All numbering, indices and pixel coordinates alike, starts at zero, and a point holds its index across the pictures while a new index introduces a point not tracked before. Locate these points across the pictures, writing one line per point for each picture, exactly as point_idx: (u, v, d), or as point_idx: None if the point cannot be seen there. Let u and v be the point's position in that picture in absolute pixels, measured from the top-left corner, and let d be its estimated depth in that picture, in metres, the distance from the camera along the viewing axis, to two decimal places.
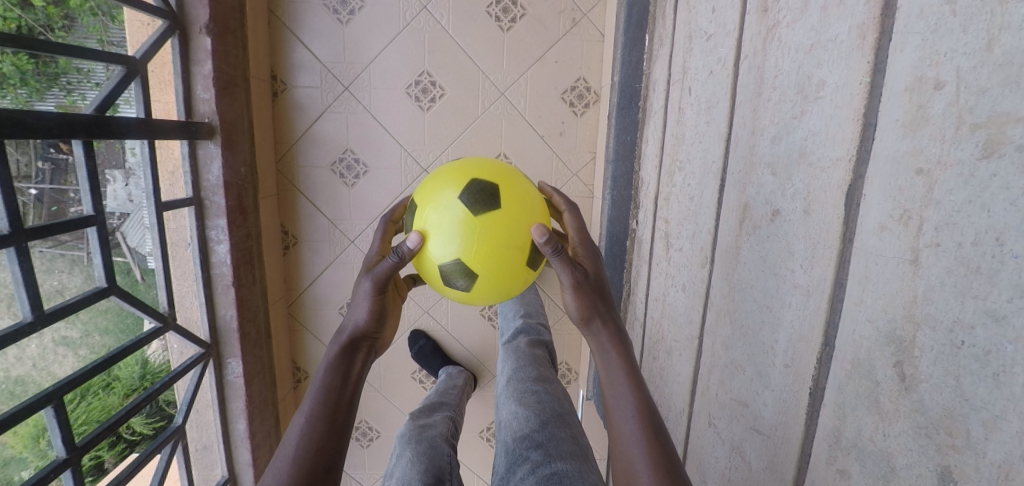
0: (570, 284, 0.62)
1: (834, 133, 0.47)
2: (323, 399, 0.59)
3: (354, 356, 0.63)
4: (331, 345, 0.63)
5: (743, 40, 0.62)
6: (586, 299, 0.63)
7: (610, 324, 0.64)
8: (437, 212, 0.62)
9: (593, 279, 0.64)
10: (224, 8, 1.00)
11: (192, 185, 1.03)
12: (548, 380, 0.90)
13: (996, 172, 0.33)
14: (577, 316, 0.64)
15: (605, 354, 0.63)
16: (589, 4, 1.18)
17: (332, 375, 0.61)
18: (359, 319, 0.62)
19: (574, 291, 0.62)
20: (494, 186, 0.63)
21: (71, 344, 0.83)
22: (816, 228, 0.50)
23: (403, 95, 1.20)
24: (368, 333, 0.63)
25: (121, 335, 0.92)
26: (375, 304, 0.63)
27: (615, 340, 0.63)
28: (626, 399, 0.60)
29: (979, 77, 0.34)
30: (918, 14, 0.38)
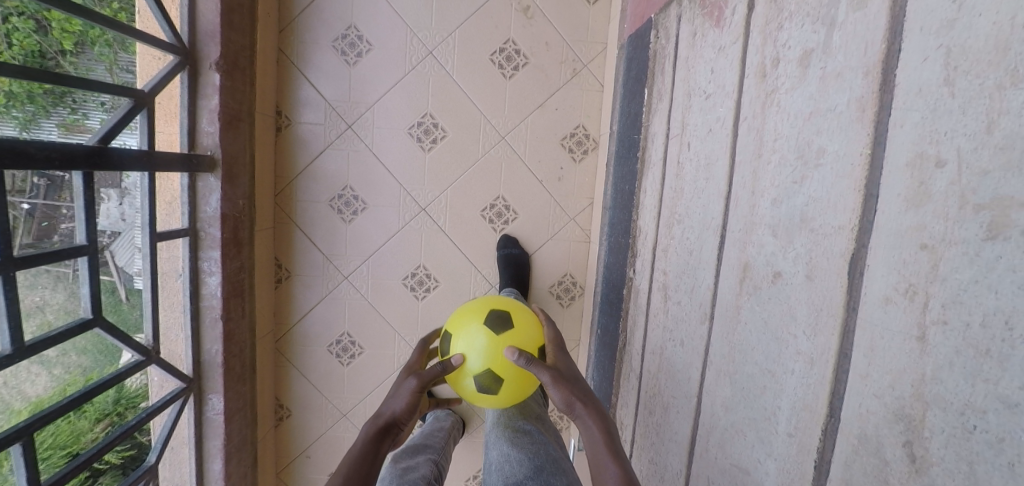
0: (549, 376, 0.65)
1: (835, 202, 0.47)
2: (355, 471, 0.61)
3: (384, 440, 0.65)
4: (366, 424, 0.65)
5: (742, 102, 0.63)
6: (567, 390, 0.65)
7: (594, 410, 0.65)
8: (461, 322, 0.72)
9: (568, 371, 0.68)
10: (234, 45, 1.02)
11: (188, 216, 1.01)
12: (541, 417, 0.88)
13: (1002, 254, 0.33)
14: (560, 403, 0.65)
15: (589, 434, 0.65)
16: (590, 55, 1.21)
17: (365, 451, 0.63)
18: (395, 407, 0.65)
19: (553, 383, 0.65)
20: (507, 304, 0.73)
21: (45, 363, 0.86)
22: (818, 295, 0.49)
23: (406, 135, 1.21)
24: (400, 420, 0.66)
25: (99, 354, 0.94)
26: (413, 396, 0.66)
27: (601, 424, 0.65)
28: (610, 473, 0.61)
29: (980, 159, 0.34)
30: (917, 92, 0.38)
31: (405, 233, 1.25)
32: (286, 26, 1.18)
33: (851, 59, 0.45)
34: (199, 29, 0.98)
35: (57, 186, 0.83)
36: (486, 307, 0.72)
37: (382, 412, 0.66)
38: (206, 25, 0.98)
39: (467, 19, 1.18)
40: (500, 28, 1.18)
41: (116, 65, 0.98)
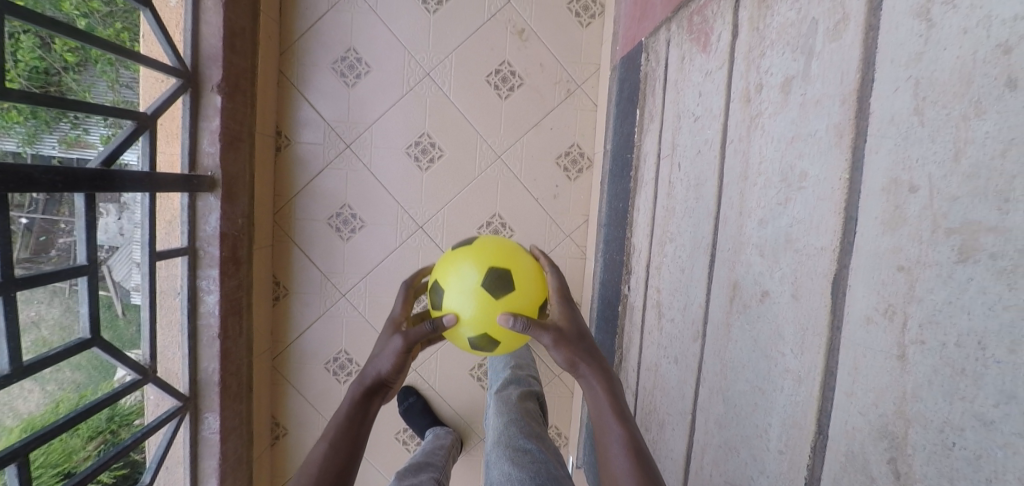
0: (548, 337, 0.61)
1: (817, 223, 0.48)
2: (342, 434, 0.60)
3: (372, 400, 0.63)
4: (352, 385, 0.63)
5: (728, 125, 0.65)
6: (567, 350, 0.61)
7: (598, 368, 0.62)
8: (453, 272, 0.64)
9: (571, 328, 0.63)
10: (236, 68, 1.04)
11: (187, 235, 1.03)
12: (542, 437, 0.87)
13: (972, 276, 0.34)
14: (562, 362, 0.62)
15: (593, 394, 0.61)
16: (584, 76, 1.24)
17: (351, 416, 0.62)
18: (380, 369, 0.62)
19: (554, 344, 0.61)
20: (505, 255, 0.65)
21: (41, 379, 0.83)
22: (805, 314, 0.51)
23: (403, 155, 1.23)
24: (387, 381, 0.63)
25: (94, 372, 0.93)
26: (400, 356, 0.62)
27: (606, 382, 0.61)
28: (615, 437, 0.58)
29: (949, 185, 0.35)
30: (890, 121, 0.40)
31: (403, 250, 1.26)
32: (287, 48, 1.21)
33: (828, 86, 0.46)
34: (202, 53, 1.01)
35: (58, 200, 0.83)
36: (481, 254, 0.65)
37: (367, 373, 0.63)
38: (209, 49, 1.01)
39: (463, 41, 1.21)
40: (495, 50, 1.21)
41: (118, 81, 0.98)
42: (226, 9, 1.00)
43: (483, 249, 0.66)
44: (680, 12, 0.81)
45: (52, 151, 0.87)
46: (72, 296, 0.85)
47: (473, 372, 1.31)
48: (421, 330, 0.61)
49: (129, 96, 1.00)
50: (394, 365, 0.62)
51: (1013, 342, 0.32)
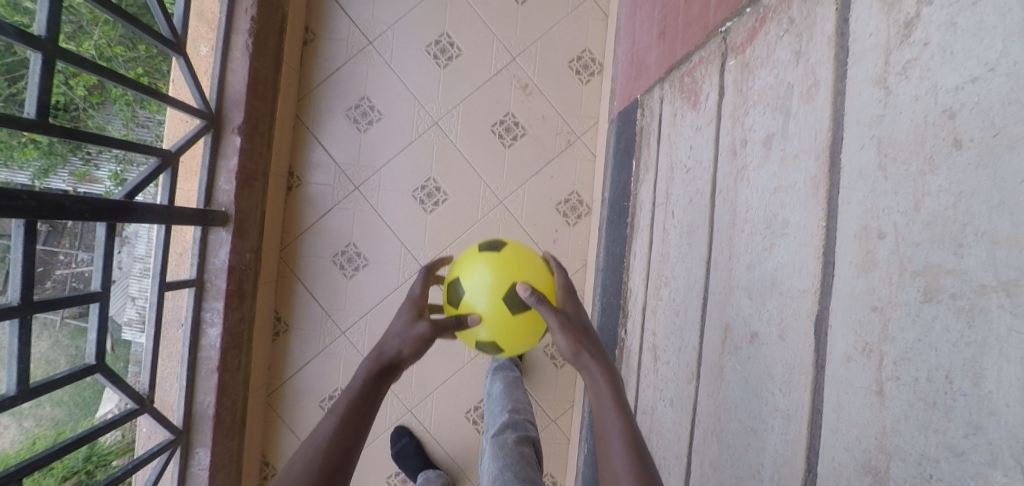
0: (556, 319, 0.63)
1: (799, 267, 0.52)
2: (355, 405, 0.58)
3: (387, 377, 0.62)
4: (367, 358, 0.62)
5: (717, 176, 0.70)
6: (575, 337, 0.63)
7: (599, 357, 0.63)
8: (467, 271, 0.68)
9: (576, 317, 0.65)
10: (256, 112, 1.11)
11: (196, 268, 1.06)
12: (535, 480, 0.87)
13: (937, 315, 0.37)
14: (566, 351, 0.63)
15: (596, 386, 0.61)
16: (583, 128, 1.31)
17: (365, 389, 0.60)
18: (403, 352, 0.62)
19: (560, 329, 0.63)
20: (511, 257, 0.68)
21: (17, 415, 0.86)
22: (791, 353, 0.53)
23: (409, 197, 1.28)
24: (405, 359, 0.62)
25: (74, 406, 0.96)
26: (421, 340, 0.63)
27: (606, 372, 0.62)
28: (615, 428, 0.57)
29: (912, 232, 0.39)
30: (859, 175, 0.44)
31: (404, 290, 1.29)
32: (304, 95, 1.28)
33: (805, 143, 0.51)
34: (226, 97, 1.07)
35: (59, 233, 0.86)
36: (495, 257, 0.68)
37: (383, 351, 0.62)
38: (234, 94, 1.07)
39: (471, 94, 1.29)
40: (500, 103, 1.29)
41: (132, 118, 1.06)
42: (251, 58, 1.08)
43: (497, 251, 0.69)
44: (672, 73, 0.87)
45: (62, 184, 0.94)
46: (62, 329, 0.89)
47: (469, 414, 1.31)
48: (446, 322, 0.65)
49: (142, 133, 1.06)
50: (416, 346, 0.63)
51: (976, 375, 0.35)
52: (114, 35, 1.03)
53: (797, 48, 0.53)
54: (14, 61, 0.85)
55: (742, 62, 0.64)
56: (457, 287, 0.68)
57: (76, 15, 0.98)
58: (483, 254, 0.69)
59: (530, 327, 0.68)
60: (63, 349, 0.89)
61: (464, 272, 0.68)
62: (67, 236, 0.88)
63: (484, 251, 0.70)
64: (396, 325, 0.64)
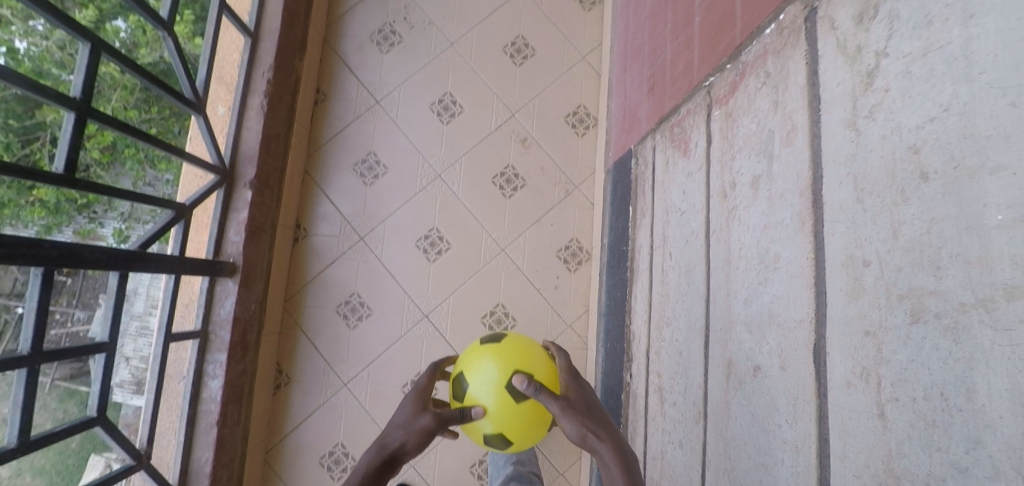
0: (560, 406, 0.62)
1: (794, 298, 0.54)
2: None
3: (387, 470, 0.63)
4: (366, 451, 0.63)
5: (710, 217, 0.74)
6: (580, 420, 0.62)
7: (608, 438, 0.62)
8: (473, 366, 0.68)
9: (580, 398, 0.64)
10: (267, 168, 1.16)
11: (202, 319, 1.07)
12: None
13: (926, 335, 0.39)
14: (574, 435, 0.62)
15: (606, 468, 0.61)
16: (581, 178, 1.36)
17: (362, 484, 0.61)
18: (407, 444, 0.63)
19: (564, 414, 0.62)
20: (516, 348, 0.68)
21: None
22: (793, 384, 0.55)
23: (413, 247, 1.32)
24: (406, 453, 0.63)
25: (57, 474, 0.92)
26: (424, 435, 0.63)
27: (617, 453, 0.61)
28: None
29: (893, 258, 0.42)
30: (840, 208, 0.48)
31: (407, 339, 1.29)
32: (313, 151, 1.34)
33: (789, 182, 0.55)
34: (240, 154, 1.13)
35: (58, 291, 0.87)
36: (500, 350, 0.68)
37: (386, 443, 0.63)
38: (247, 151, 1.13)
39: (472, 148, 1.35)
40: (500, 156, 1.35)
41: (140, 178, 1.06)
42: (265, 118, 1.14)
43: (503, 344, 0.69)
44: (662, 125, 0.93)
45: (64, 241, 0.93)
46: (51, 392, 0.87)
47: (472, 469, 1.27)
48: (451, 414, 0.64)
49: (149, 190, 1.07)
50: (419, 439, 0.63)
51: (970, 390, 0.36)
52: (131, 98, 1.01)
53: (774, 98, 0.58)
54: (31, 124, 0.87)
55: (726, 111, 0.69)
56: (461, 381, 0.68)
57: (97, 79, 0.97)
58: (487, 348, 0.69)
59: (535, 417, 0.67)
60: (49, 414, 0.86)
61: (469, 365, 0.68)
62: (65, 294, 0.88)
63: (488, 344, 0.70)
64: (400, 417, 0.65)
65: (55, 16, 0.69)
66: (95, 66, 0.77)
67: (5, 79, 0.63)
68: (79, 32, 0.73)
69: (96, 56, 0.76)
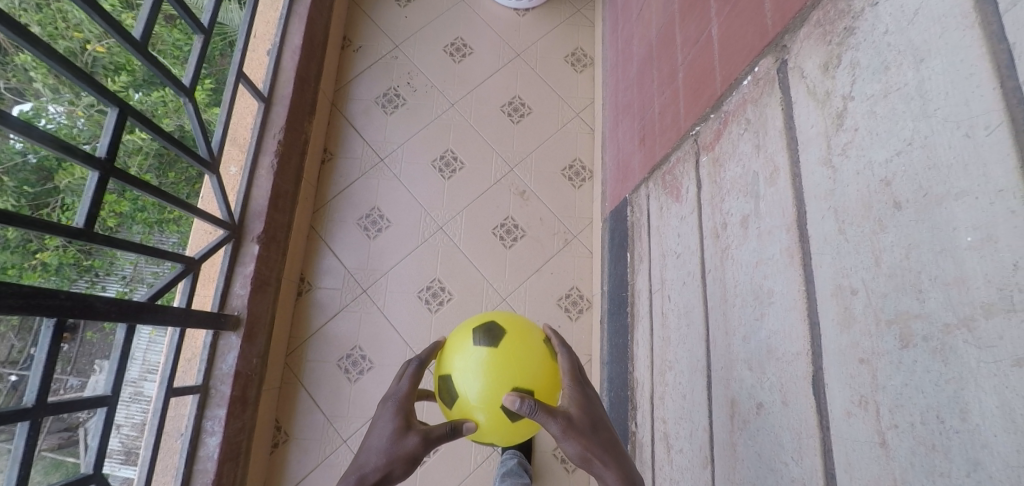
0: (562, 428, 0.60)
1: (789, 331, 0.56)
2: None
3: None
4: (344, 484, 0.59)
5: (705, 258, 0.76)
6: (583, 443, 0.61)
7: (611, 460, 0.61)
8: (467, 357, 0.66)
9: (582, 417, 0.62)
10: (275, 223, 1.20)
11: (203, 373, 1.06)
12: None
13: (916, 359, 0.40)
14: (575, 458, 0.61)
15: None
16: (579, 227, 1.40)
17: None
18: (394, 472, 0.61)
19: (566, 437, 0.60)
20: (513, 350, 0.66)
21: None
22: (796, 418, 0.55)
23: (415, 298, 1.33)
24: (391, 476, 0.61)
25: None
26: (411, 459, 0.61)
27: (620, 476, 0.61)
28: None
29: (878, 284, 0.44)
30: (825, 240, 0.50)
31: None
32: (319, 207, 1.38)
33: (776, 219, 0.58)
34: (249, 209, 1.17)
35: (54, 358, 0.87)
36: (497, 350, 0.65)
37: (367, 473, 0.59)
38: (256, 207, 1.17)
39: (473, 201, 1.40)
40: (500, 208, 1.39)
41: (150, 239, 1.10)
42: (275, 176, 1.19)
43: (501, 343, 0.66)
44: (654, 173, 0.97)
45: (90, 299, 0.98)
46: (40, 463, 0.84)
47: None
48: (442, 430, 0.61)
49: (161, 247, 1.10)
50: (406, 464, 0.61)
51: (963, 410, 0.36)
52: (145, 166, 1.14)
53: (756, 142, 0.62)
54: (41, 190, 0.99)
55: (713, 157, 0.74)
56: (454, 372, 0.67)
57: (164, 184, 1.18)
58: (484, 344, 0.66)
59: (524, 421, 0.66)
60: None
61: (462, 357, 0.66)
62: (60, 361, 0.87)
63: (485, 336, 0.67)
64: (383, 438, 0.61)
65: (88, 83, 0.74)
66: (121, 128, 0.82)
67: (38, 140, 0.67)
68: (109, 97, 0.78)
69: (123, 120, 0.81)
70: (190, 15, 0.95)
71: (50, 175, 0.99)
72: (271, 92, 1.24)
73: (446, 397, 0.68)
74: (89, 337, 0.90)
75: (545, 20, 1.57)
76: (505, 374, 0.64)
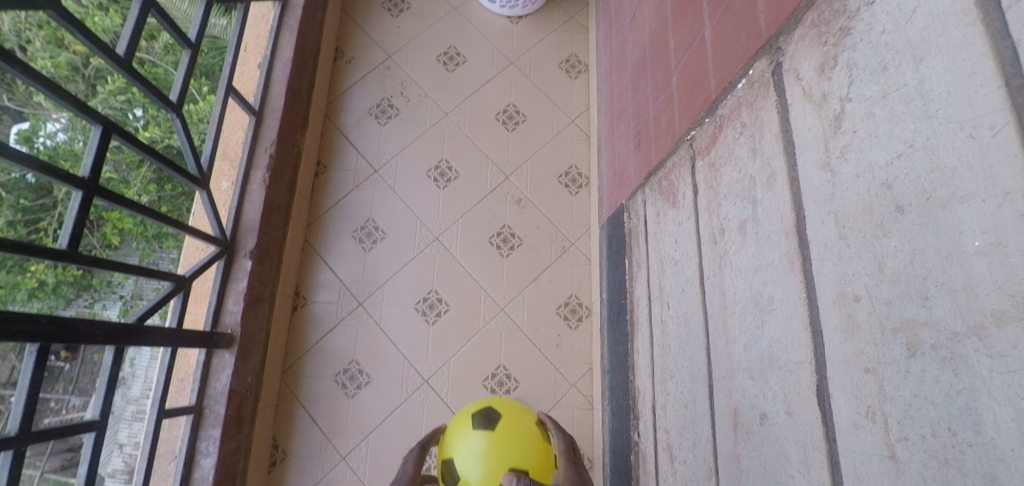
0: None
1: (791, 339, 0.54)
2: None
3: None
4: None
5: (703, 264, 0.75)
6: None
7: None
8: (467, 442, 0.80)
9: None
10: (268, 237, 1.18)
11: (196, 392, 1.04)
12: None
13: (925, 368, 0.38)
14: None
15: None
16: (576, 234, 1.38)
17: None
18: None
19: None
20: (507, 436, 0.80)
21: None
22: (801, 429, 0.53)
23: (412, 310, 1.31)
24: None
25: None
26: None
27: None
28: None
29: (883, 291, 0.42)
30: (825, 245, 0.48)
31: (407, 406, 1.25)
32: (314, 220, 1.37)
33: (774, 224, 0.56)
34: (241, 225, 1.15)
35: (55, 378, 0.88)
36: (493, 436, 0.79)
37: None
38: (249, 222, 1.16)
39: (468, 210, 1.38)
40: (496, 217, 1.38)
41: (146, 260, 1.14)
42: (267, 190, 1.18)
43: (496, 430, 0.80)
44: (650, 179, 0.96)
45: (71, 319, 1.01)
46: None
47: None
48: None
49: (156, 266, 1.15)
50: None
51: (977, 423, 0.35)
52: (145, 175, 1.17)
53: (752, 145, 0.61)
54: (37, 206, 1.03)
55: (709, 162, 0.72)
56: (456, 456, 0.80)
57: (155, 188, 1.19)
58: (481, 431, 0.80)
59: None
60: None
61: (462, 442, 0.80)
62: (59, 380, 0.89)
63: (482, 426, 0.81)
64: None
65: (71, 103, 0.73)
66: (106, 146, 0.80)
67: (20, 163, 0.66)
68: (92, 116, 0.77)
69: (107, 138, 0.80)
70: (177, 32, 0.94)
71: (49, 191, 1.04)
72: (262, 106, 1.22)
73: (448, 479, 0.80)
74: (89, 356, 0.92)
75: (538, 27, 1.56)
76: (501, 456, 0.77)
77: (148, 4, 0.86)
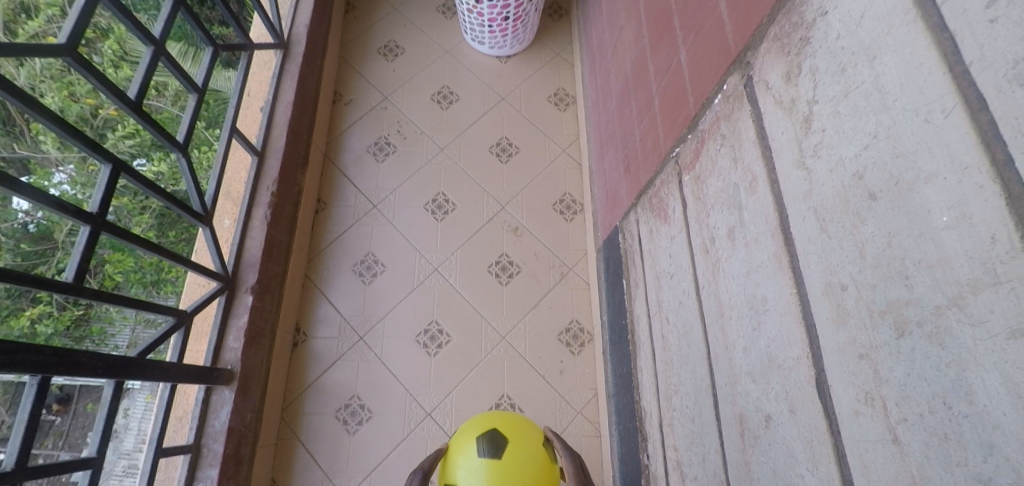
0: None
1: (787, 336, 0.55)
2: None
3: None
4: None
5: (698, 275, 0.76)
6: None
7: None
8: (470, 460, 0.80)
9: None
10: (268, 273, 1.20)
11: (194, 431, 1.04)
12: None
13: (915, 346, 0.40)
14: None
15: None
16: (574, 260, 1.40)
17: None
18: None
19: None
20: (511, 455, 0.80)
21: None
22: (806, 426, 0.53)
23: (414, 342, 1.31)
24: None
25: None
26: None
27: None
28: None
29: (866, 276, 0.44)
30: (808, 240, 0.51)
31: (410, 441, 1.23)
32: (314, 256, 1.39)
33: (761, 226, 0.59)
34: (242, 262, 1.17)
35: (45, 432, 0.85)
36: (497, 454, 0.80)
37: None
38: (250, 258, 1.18)
39: (466, 241, 1.40)
40: (494, 246, 1.40)
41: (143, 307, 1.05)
42: (268, 226, 1.21)
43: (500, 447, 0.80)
44: (642, 199, 0.99)
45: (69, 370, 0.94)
46: None
47: None
48: None
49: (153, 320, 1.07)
50: None
51: (969, 393, 0.36)
52: (148, 219, 1.12)
53: (732, 155, 0.64)
54: (38, 251, 0.93)
55: (695, 176, 0.75)
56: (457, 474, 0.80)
57: (159, 229, 1.15)
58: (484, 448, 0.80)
59: None
60: None
61: (464, 461, 0.80)
62: (49, 434, 0.86)
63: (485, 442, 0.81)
64: None
65: (84, 143, 0.76)
66: (114, 183, 0.83)
67: (31, 198, 0.68)
68: (102, 155, 0.80)
69: (116, 176, 0.83)
70: (184, 76, 0.99)
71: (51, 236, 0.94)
72: (264, 146, 1.27)
73: None
74: (83, 408, 0.90)
75: (527, 65, 1.63)
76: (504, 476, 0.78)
77: (158, 51, 0.91)
